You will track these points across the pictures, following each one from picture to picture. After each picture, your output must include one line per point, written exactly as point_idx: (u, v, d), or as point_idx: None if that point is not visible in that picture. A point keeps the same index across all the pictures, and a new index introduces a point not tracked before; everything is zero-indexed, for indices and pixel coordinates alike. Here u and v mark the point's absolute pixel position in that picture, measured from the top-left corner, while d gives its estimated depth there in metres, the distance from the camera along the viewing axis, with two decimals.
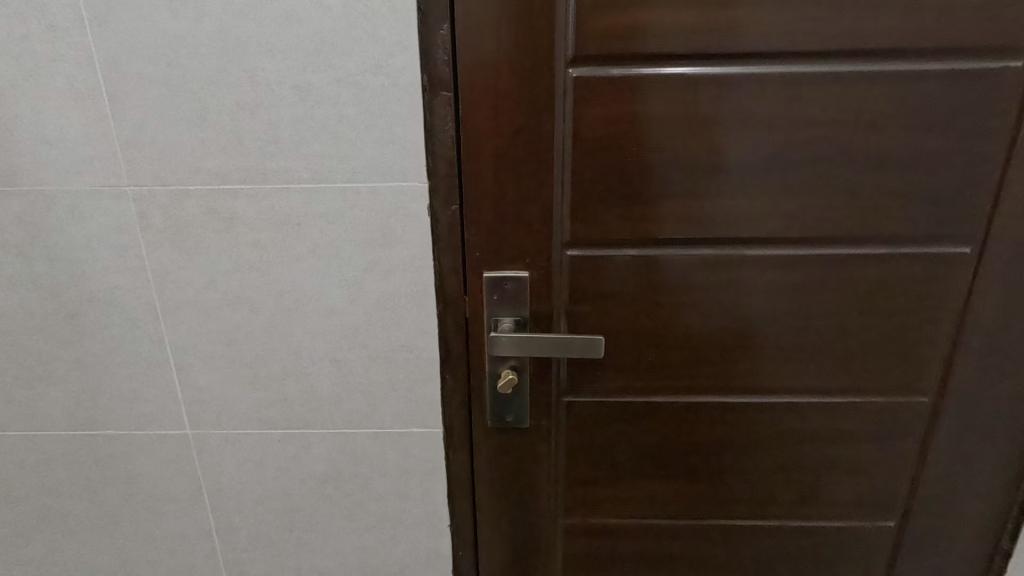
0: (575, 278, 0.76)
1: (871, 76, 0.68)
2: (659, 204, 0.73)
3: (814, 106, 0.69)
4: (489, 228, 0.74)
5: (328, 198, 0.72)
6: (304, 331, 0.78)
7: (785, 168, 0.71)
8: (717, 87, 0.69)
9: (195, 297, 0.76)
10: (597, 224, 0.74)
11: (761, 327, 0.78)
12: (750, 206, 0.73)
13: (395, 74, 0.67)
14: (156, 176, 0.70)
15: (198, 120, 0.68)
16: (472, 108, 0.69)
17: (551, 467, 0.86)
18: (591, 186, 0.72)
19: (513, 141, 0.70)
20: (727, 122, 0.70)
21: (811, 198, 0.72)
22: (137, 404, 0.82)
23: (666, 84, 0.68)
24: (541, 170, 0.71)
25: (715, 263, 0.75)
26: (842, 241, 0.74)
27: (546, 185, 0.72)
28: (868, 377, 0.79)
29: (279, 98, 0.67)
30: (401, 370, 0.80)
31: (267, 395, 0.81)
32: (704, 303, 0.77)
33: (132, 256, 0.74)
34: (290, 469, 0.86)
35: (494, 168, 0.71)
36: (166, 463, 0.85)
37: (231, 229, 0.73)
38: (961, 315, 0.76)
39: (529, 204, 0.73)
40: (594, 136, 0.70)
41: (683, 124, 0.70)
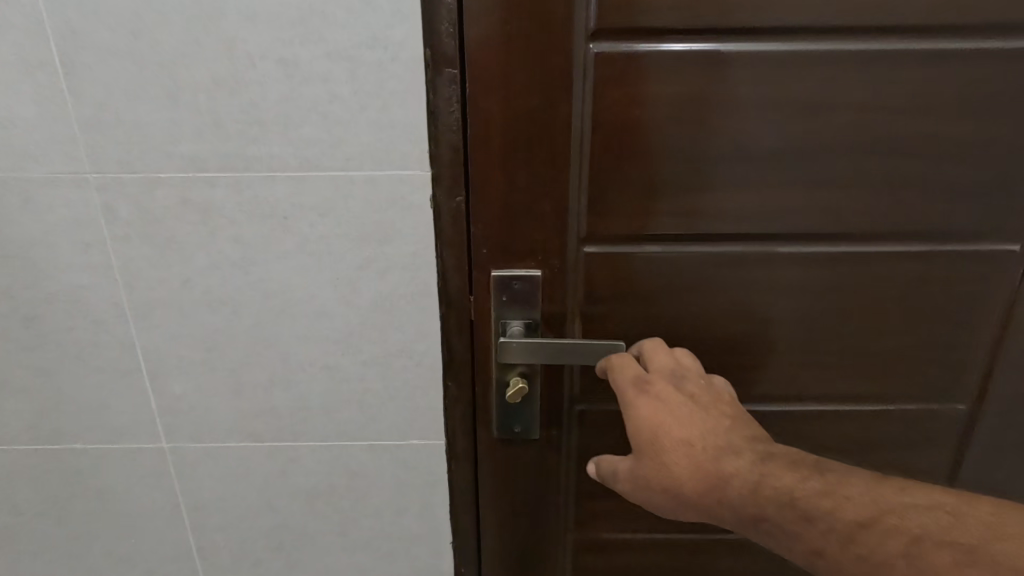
0: (591, 277, 0.70)
1: (920, 56, 0.62)
2: (685, 197, 0.66)
3: (857, 88, 0.63)
4: (497, 223, 0.67)
5: (319, 188, 0.64)
6: (292, 335, 0.70)
7: (825, 157, 0.65)
8: (752, 66, 0.62)
9: (170, 297, 0.68)
10: (617, 217, 0.67)
11: (792, 330, 0.72)
12: (783, 198, 0.67)
13: (393, 48, 0.59)
14: (123, 162, 0.62)
15: (170, 98, 0.60)
16: (479, 88, 0.62)
17: (562, 480, 0.80)
18: (611, 177, 0.66)
19: (525, 126, 0.63)
20: (762, 105, 0.63)
21: (850, 190, 0.66)
22: (106, 416, 0.74)
23: (695, 64, 0.62)
24: (556, 159, 0.65)
25: (745, 261, 0.69)
26: (883, 237, 0.68)
27: (561, 175, 0.65)
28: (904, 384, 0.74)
29: (261, 75, 0.60)
30: (400, 377, 0.73)
31: (251, 405, 0.74)
32: (731, 305, 0.71)
33: (97, 252, 0.66)
34: (278, 484, 0.78)
35: (504, 155, 0.64)
36: (140, 479, 0.78)
37: (209, 222, 0.65)
38: (1004, 317, 0.71)
39: (541, 196, 0.66)
40: (615, 121, 0.64)
41: (715, 106, 0.63)
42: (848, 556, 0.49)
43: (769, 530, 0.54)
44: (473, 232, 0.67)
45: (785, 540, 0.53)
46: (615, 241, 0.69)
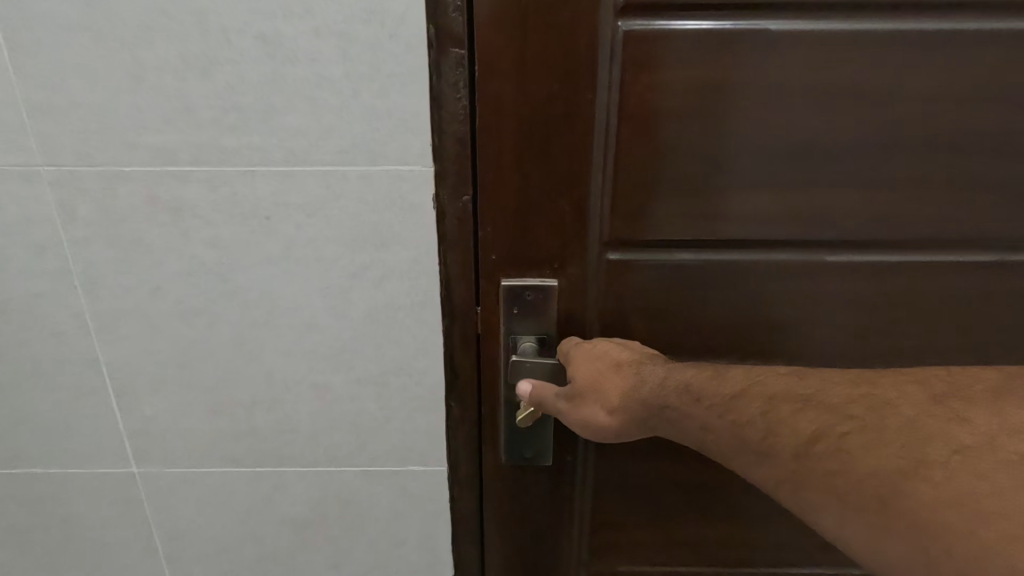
0: (613, 288, 0.62)
1: (996, 37, 0.54)
2: (722, 199, 0.59)
3: (922, 76, 0.55)
4: (508, 227, 0.59)
5: (306, 185, 0.56)
6: (277, 350, 0.63)
7: (882, 155, 0.57)
8: (804, 48, 0.54)
9: (137, 307, 0.60)
10: (645, 221, 0.59)
11: (836, 349, 0.64)
12: (834, 201, 0.59)
13: (392, 23, 0.51)
14: (80, 154, 0.54)
15: (133, 80, 0.52)
16: (490, 72, 0.54)
17: (576, 509, 0.72)
18: (638, 176, 0.58)
19: (541, 116, 0.55)
20: (813, 94, 0.55)
21: (908, 191, 0.59)
22: (69, 438, 0.66)
23: (737, 47, 0.54)
24: (576, 154, 0.57)
25: (786, 272, 0.62)
26: (943, 246, 0.61)
27: (581, 173, 0.58)
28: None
29: (238, 53, 0.51)
30: (398, 397, 0.65)
31: (231, 427, 0.66)
32: (769, 320, 0.63)
33: (53, 256, 0.58)
34: (262, 513, 0.71)
35: (516, 150, 0.57)
36: (109, 507, 0.70)
37: (180, 223, 0.57)
38: None
39: (559, 197, 0.58)
40: (645, 113, 0.56)
41: (760, 94, 0.55)
42: (727, 426, 0.49)
43: (670, 420, 0.54)
44: (481, 237, 0.60)
45: (684, 427, 0.52)
46: (640, 248, 0.61)
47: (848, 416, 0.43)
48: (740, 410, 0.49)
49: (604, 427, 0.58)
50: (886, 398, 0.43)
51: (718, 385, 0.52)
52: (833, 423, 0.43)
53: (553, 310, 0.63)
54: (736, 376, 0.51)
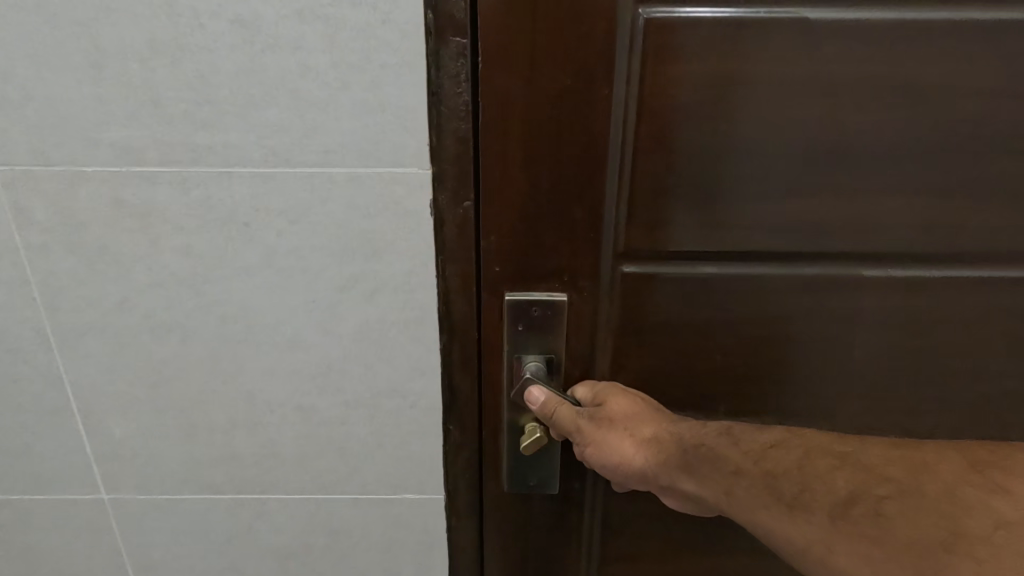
0: (628, 304, 0.56)
1: None
2: (751, 209, 0.53)
3: (981, 69, 0.49)
4: (513, 236, 0.54)
5: (289, 188, 0.50)
6: (257, 369, 0.57)
7: (931, 160, 0.52)
8: (848, 37, 0.48)
9: (102, 321, 0.55)
10: (666, 231, 0.54)
11: (872, 373, 0.59)
12: (877, 209, 0.53)
13: (384, 6, 0.45)
14: (35, 152, 0.49)
15: (93, 69, 0.46)
16: (495, 64, 0.48)
17: (584, 541, 0.67)
18: (658, 182, 0.52)
19: (552, 114, 0.50)
20: (857, 89, 0.50)
21: (962, 198, 0.53)
22: (31, 463, 0.61)
23: (772, 39, 0.48)
24: (590, 157, 0.51)
25: (820, 289, 0.56)
26: (993, 260, 0.55)
27: (596, 178, 0.52)
28: (1003, 436, 0.61)
29: (212, 38, 0.46)
30: (391, 420, 0.60)
31: (208, 451, 0.61)
32: (800, 341, 0.58)
33: (9, 265, 0.52)
34: (243, 543, 0.65)
35: (524, 151, 0.51)
36: (77, 535, 0.64)
37: (149, 229, 0.51)
38: None
39: (570, 204, 0.53)
40: (668, 112, 0.50)
41: (797, 90, 0.49)
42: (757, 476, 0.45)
43: (694, 462, 0.50)
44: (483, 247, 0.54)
45: (711, 471, 0.48)
46: (660, 261, 0.55)
47: (882, 476, 0.39)
48: (774, 459, 0.45)
49: (617, 461, 0.54)
50: (923, 459, 0.39)
51: (757, 435, 0.48)
52: (870, 484, 0.39)
53: (562, 328, 0.57)
54: (779, 431, 0.48)
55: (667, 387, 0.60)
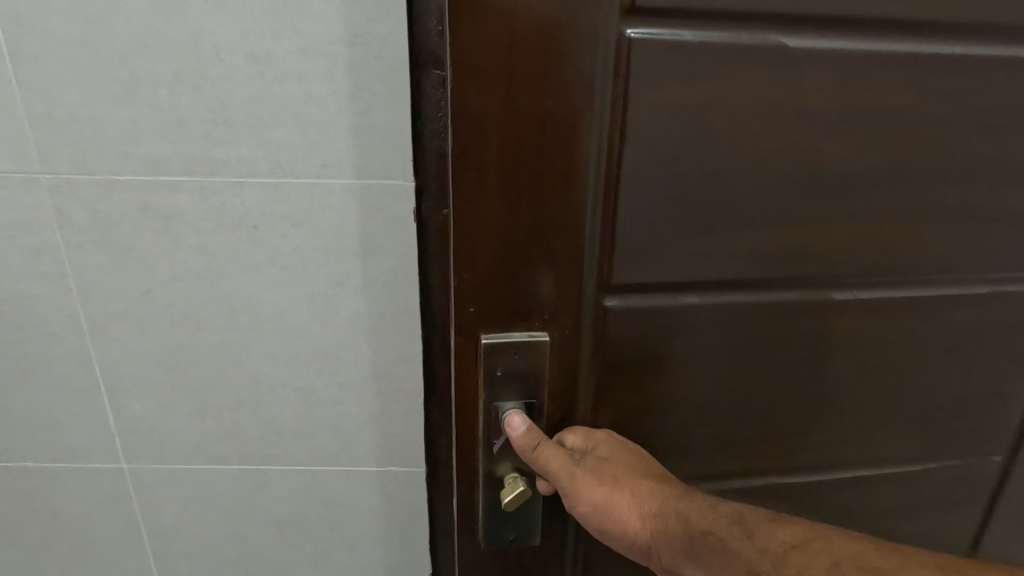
0: (603, 332, 0.58)
1: (1011, 65, 0.52)
2: (722, 240, 0.55)
3: (936, 104, 0.53)
4: (492, 270, 0.54)
5: (293, 197, 0.58)
6: (262, 354, 0.65)
7: (892, 187, 0.55)
8: (826, 70, 0.50)
9: (128, 309, 0.63)
10: (648, 260, 0.54)
11: (833, 386, 0.63)
12: (843, 233, 0.56)
13: (377, 45, 0.54)
14: (76, 162, 0.57)
15: (129, 94, 0.55)
16: (475, 99, 0.48)
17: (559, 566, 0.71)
18: (634, 218, 0.53)
19: (531, 148, 0.50)
20: (830, 122, 0.52)
21: (917, 223, 0.57)
22: (61, 435, 0.68)
23: (747, 74, 0.49)
24: (567, 191, 0.52)
25: (777, 313, 0.59)
26: (930, 276, 0.60)
27: (573, 213, 0.53)
28: (939, 436, 0.69)
29: (230, 70, 0.54)
30: (379, 401, 0.68)
31: (217, 427, 0.68)
32: (761, 361, 0.61)
33: (49, 260, 0.60)
34: (246, 510, 0.73)
35: (502, 185, 0.51)
36: (97, 502, 0.72)
37: (171, 229, 0.59)
38: None
39: (548, 238, 0.53)
40: (646, 147, 0.50)
41: (775, 123, 0.51)
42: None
43: (701, 548, 0.52)
44: (460, 283, 0.54)
45: (721, 561, 0.51)
46: (636, 291, 0.56)
47: None
48: (796, 565, 0.47)
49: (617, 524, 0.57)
50: None
51: (776, 530, 0.50)
52: None
53: (541, 359, 0.58)
54: (796, 527, 0.50)
55: (640, 409, 0.62)
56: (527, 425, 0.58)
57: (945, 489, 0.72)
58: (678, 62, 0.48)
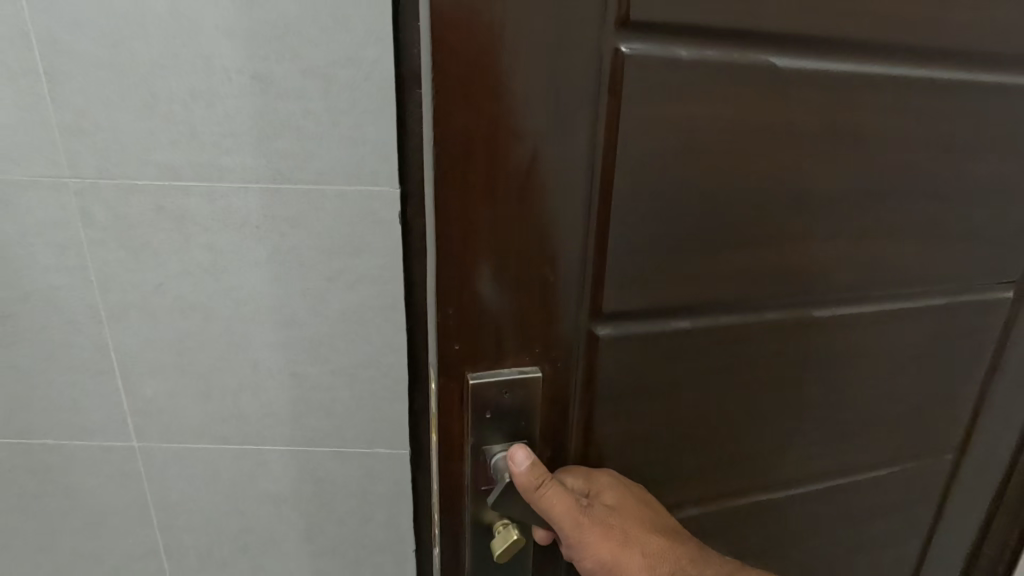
0: (595, 365, 0.52)
1: (979, 86, 0.54)
2: (712, 264, 0.52)
3: (913, 123, 0.53)
4: (479, 303, 0.45)
5: (291, 200, 0.65)
6: (262, 342, 0.72)
7: (871, 206, 0.55)
8: (817, 89, 0.48)
9: (142, 300, 0.70)
10: (640, 288, 0.50)
11: (812, 403, 0.63)
12: (825, 253, 0.56)
13: (367, 67, 0.61)
14: (100, 168, 0.64)
15: (148, 108, 0.62)
16: (461, 98, 0.39)
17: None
18: (629, 245, 0.48)
19: (526, 163, 0.42)
20: (817, 142, 0.50)
21: (890, 239, 0.58)
22: (79, 414, 0.75)
23: (741, 91, 0.46)
24: (565, 213, 0.45)
25: (759, 337, 0.57)
26: (901, 290, 0.61)
27: (571, 235, 0.46)
28: (903, 441, 0.71)
29: (238, 89, 0.61)
30: (368, 387, 0.74)
31: (220, 409, 0.75)
32: (742, 384, 0.59)
33: (73, 254, 0.67)
34: (245, 487, 0.79)
35: (491, 206, 0.42)
36: (109, 478, 0.79)
37: (182, 228, 0.66)
38: (997, 360, 0.71)
39: (542, 265, 0.46)
40: (642, 166, 0.45)
41: (767, 142, 0.49)
42: None
43: None
44: (442, 319, 0.45)
45: None
46: (629, 320, 0.51)
47: None
48: None
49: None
50: None
51: None
52: None
53: (534, 398, 0.50)
54: None
55: (630, 443, 0.57)
56: (532, 460, 0.49)
57: (908, 491, 0.75)
58: (675, 76, 0.44)
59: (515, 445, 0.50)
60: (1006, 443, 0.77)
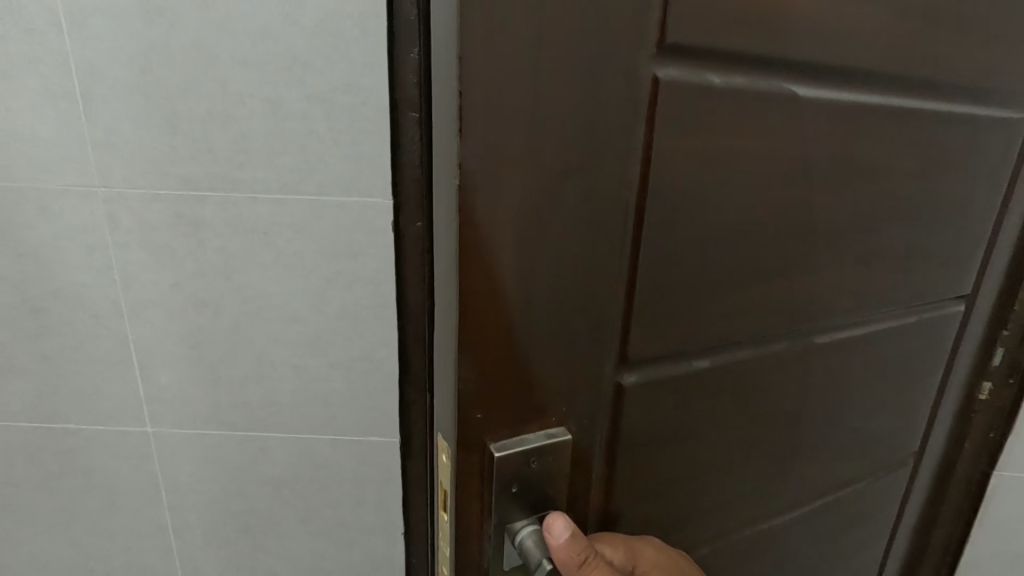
0: (618, 417, 0.50)
1: (936, 116, 0.59)
2: (726, 296, 0.52)
3: (891, 152, 0.57)
4: (512, 363, 0.41)
5: (295, 209, 0.73)
6: (267, 337, 0.79)
7: (858, 232, 0.58)
8: (819, 120, 0.51)
9: (160, 297, 0.77)
10: (664, 329, 0.49)
11: (806, 423, 0.65)
12: (819, 279, 0.58)
13: (364, 93, 0.69)
14: (127, 179, 0.72)
15: (171, 126, 0.70)
16: (500, 146, 0.35)
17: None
18: (656, 285, 0.47)
19: (564, 211, 0.39)
20: (818, 173, 0.53)
21: (871, 260, 0.61)
22: (99, 401, 0.83)
23: (758, 125, 0.47)
24: (591, 268, 0.42)
25: (754, 370, 0.58)
26: (878, 308, 0.65)
27: (599, 289, 0.43)
28: (878, 449, 0.75)
29: (250, 111, 0.69)
30: (362, 379, 0.82)
31: (227, 397, 0.83)
32: (748, 412, 0.59)
33: (100, 255, 0.75)
34: (248, 470, 0.87)
35: (529, 258, 0.39)
36: (125, 460, 0.86)
37: (198, 233, 0.74)
38: (948, 367, 0.77)
39: (569, 323, 0.43)
40: (664, 208, 0.44)
41: (777, 173, 0.50)
42: None
43: None
44: (472, 383, 0.40)
45: None
46: (650, 363, 0.50)
47: None
48: None
49: None
50: None
51: None
52: None
53: (564, 462, 0.46)
54: None
55: (644, 492, 0.55)
56: (572, 530, 0.45)
57: (875, 498, 0.79)
58: (705, 110, 0.44)
59: (549, 513, 0.46)
60: (946, 441, 0.83)
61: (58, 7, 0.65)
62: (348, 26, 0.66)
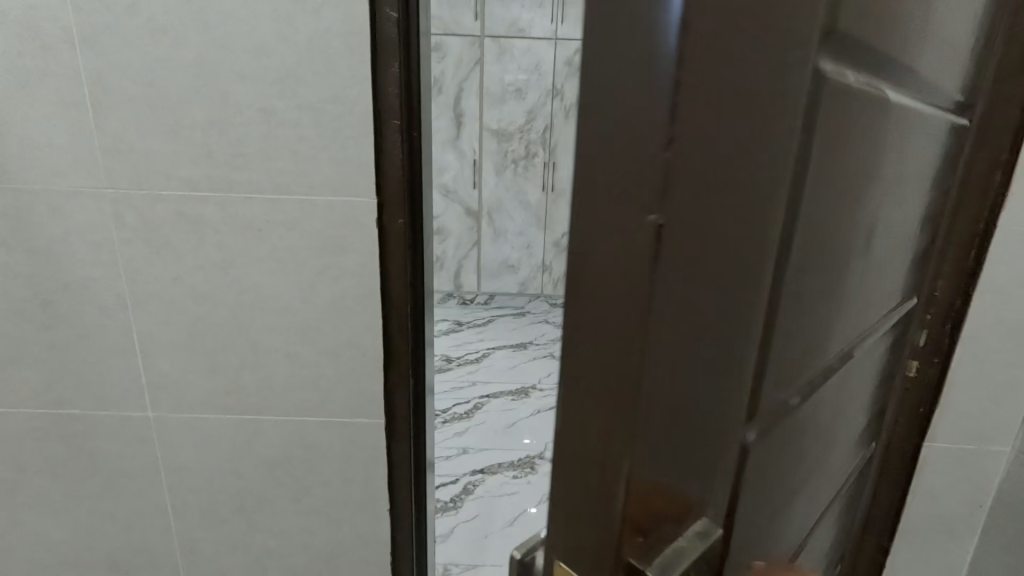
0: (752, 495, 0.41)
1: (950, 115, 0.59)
2: (834, 321, 0.46)
3: (930, 152, 0.56)
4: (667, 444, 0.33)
5: (288, 208, 0.80)
6: (262, 326, 0.86)
7: (903, 235, 0.57)
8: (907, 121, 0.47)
9: (163, 289, 0.84)
10: (795, 374, 0.42)
11: (847, 432, 0.63)
12: (880, 289, 0.55)
13: (350, 103, 0.76)
14: (133, 181, 0.79)
15: (175, 133, 0.77)
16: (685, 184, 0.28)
17: None
18: (797, 322, 0.40)
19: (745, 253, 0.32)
20: (898, 177, 0.49)
21: (903, 261, 0.60)
22: (103, 387, 0.89)
23: (877, 129, 0.42)
24: (750, 324, 0.34)
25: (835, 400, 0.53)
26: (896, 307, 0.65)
27: (754, 342, 0.35)
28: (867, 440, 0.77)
29: (247, 119, 0.76)
30: (349, 364, 0.89)
31: (223, 383, 0.89)
32: (825, 441, 0.54)
33: (106, 251, 0.82)
34: (243, 452, 0.93)
35: (700, 315, 0.31)
36: (127, 444, 0.92)
37: (198, 231, 0.81)
38: (902, 351, 0.81)
39: (725, 395, 0.35)
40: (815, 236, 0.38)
41: (879, 178, 0.45)
42: None
43: None
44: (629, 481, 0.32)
45: None
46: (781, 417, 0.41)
47: None
48: None
49: None
50: None
51: None
52: None
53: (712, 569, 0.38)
54: None
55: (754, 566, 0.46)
56: None
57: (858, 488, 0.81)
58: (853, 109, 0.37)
59: None
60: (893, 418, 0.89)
61: (72, 25, 0.72)
62: (336, 44, 0.74)
